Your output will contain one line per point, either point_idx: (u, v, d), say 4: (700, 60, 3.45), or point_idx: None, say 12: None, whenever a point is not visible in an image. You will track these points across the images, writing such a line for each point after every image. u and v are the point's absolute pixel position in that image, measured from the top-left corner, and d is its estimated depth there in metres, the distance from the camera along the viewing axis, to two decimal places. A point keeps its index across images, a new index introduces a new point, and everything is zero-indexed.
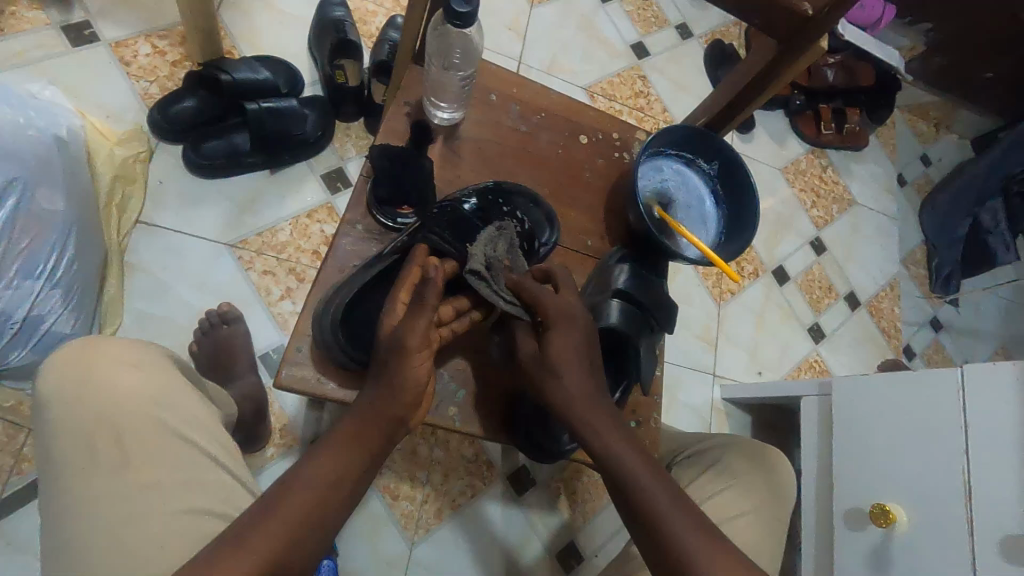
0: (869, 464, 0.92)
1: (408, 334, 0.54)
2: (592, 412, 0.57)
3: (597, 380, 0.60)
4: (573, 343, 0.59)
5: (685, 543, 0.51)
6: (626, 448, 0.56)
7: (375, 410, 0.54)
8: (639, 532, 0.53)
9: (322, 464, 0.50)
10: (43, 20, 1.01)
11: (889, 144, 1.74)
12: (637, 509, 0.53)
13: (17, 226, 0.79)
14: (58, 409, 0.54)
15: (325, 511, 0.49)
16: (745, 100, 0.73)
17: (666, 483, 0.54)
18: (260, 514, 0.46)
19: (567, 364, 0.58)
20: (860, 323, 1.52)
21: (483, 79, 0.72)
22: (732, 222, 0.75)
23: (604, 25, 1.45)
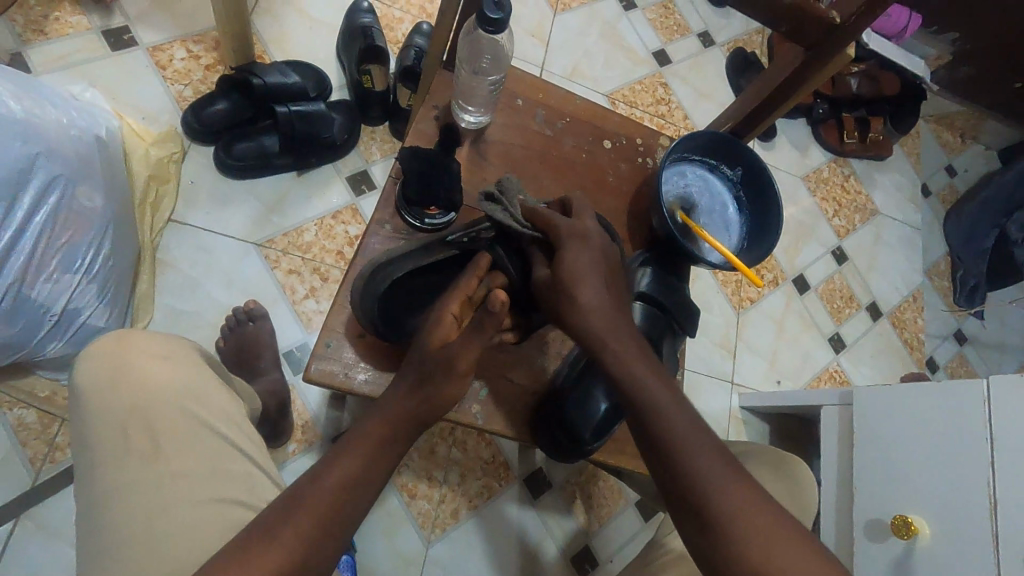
0: (891, 475, 0.91)
1: (459, 354, 0.56)
2: (607, 335, 0.58)
3: (615, 307, 0.60)
4: (590, 259, 0.59)
5: (703, 472, 0.50)
6: (644, 377, 0.55)
7: (400, 411, 0.56)
8: (657, 461, 0.52)
9: (347, 461, 0.52)
10: (84, 24, 1.05)
11: (914, 154, 1.72)
12: (655, 438, 0.53)
13: (59, 222, 0.80)
14: (93, 398, 0.56)
15: (350, 508, 0.50)
16: (768, 108, 0.74)
17: (685, 414, 0.53)
18: (287, 508, 0.48)
19: (580, 277, 0.59)
20: (882, 334, 1.50)
21: (510, 84, 0.73)
22: (755, 228, 0.75)
23: (626, 32, 1.47)
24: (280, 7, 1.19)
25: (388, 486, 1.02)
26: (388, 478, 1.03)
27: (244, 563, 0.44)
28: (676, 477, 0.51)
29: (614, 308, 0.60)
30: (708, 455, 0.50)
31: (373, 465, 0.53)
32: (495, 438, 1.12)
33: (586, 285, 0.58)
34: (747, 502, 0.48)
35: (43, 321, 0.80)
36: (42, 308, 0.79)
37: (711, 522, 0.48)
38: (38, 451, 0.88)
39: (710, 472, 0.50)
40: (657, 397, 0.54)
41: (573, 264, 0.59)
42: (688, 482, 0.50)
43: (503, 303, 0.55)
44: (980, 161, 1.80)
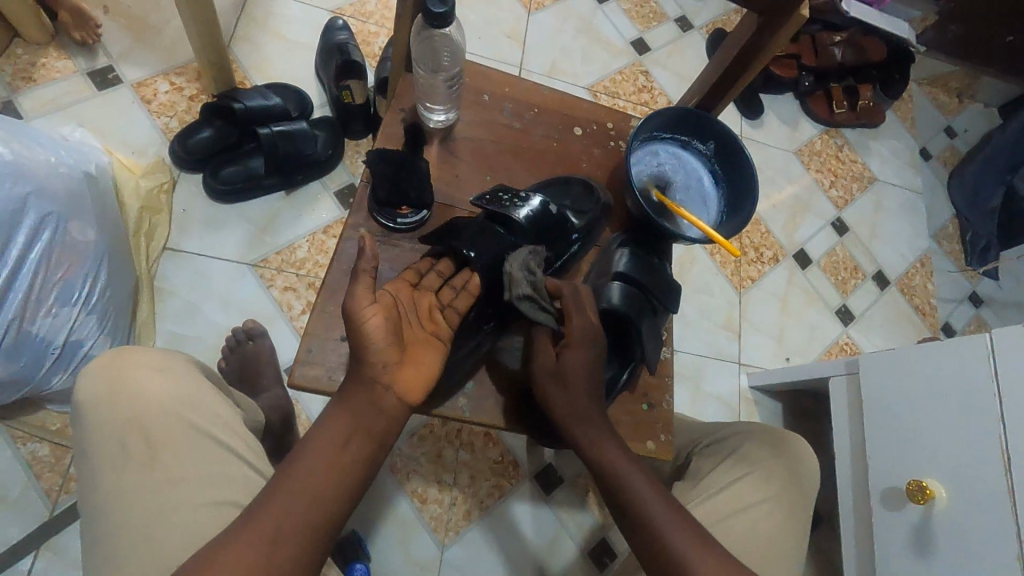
0: (903, 440, 0.89)
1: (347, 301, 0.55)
2: (590, 427, 0.62)
3: (598, 400, 0.63)
4: (581, 362, 0.62)
5: (681, 552, 0.55)
6: (628, 467, 0.60)
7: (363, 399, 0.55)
8: (640, 542, 0.58)
9: (314, 455, 0.52)
10: (70, 68, 1.09)
11: (908, 118, 1.70)
12: (640, 529, 0.58)
13: (53, 258, 0.83)
14: (92, 410, 0.57)
15: (321, 497, 0.51)
16: (734, 77, 0.73)
17: (665, 498, 0.59)
18: (268, 498, 0.50)
19: (574, 382, 0.62)
20: (892, 302, 1.47)
21: (475, 81, 0.74)
22: (733, 200, 0.75)
23: (603, 25, 1.47)
24: (256, 33, 1.21)
25: (398, 492, 1.03)
26: (398, 484, 1.03)
27: (215, 555, 0.47)
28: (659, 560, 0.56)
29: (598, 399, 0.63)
30: (688, 536, 0.56)
31: (342, 455, 0.53)
32: (502, 437, 1.11)
33: (578, 383, 0.62)
34: None
35: (46, 354, 0.83)
36: (44, 342, 0.82)
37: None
38: (53, 483, 0.90)
39: (689, 550, 0.55)
40: (638, 480, 0.60)
41: (568, 366, 0.62)
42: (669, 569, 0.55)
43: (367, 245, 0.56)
44: (979, 119, 1.76)
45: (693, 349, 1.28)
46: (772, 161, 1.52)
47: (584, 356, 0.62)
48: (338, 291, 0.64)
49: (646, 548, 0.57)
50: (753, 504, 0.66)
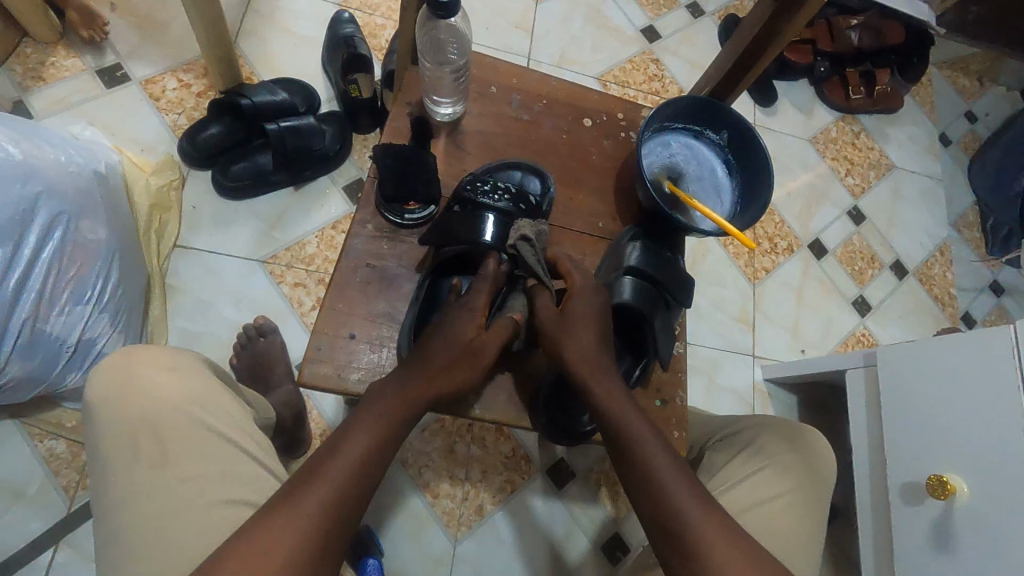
0: (923, 433, 0.87)
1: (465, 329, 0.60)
2: (600, 374, 0.61)
3: (607, 353, 0.63)
4: (592, 308, 0.64)
5: (685, 505, 0.53)
6: (637, 418, 0.59)
7: (406, 390, 0.57)
8: (643, 496, 0.55)
9: (359, 433, 0.54)
10: (79, 66, 1.09)
11: (927, 103, 1.65)
12: (643, 479, 0.56)
13: (65, 256, 0.83)
14: (103, 409, 0.57)
15: (366, 479, 0.52)
16: (748, 64, 0.71)
17: (672, 455, 0.57)
18: (315, 471, 0.51)
19: (584, 327, 0.62)
20: (910, 292, 1.44)
21: (482, 73, 0.73)
22: (747, 191, 0.73)
23: (612, 13, 1.44)
24: (263, 28, 1.20)
25: (410, 487, 1.03)
26: (410, 479, 1.03)
27: (266, 533, 0.46)
28: (660, 512, 0.54)
29: (607, 355, 0.63)
30: (691, 493, 0.54)
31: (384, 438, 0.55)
32: (513, 432, 1.11)
33: (587, 330, 0.62)
34: (718, 541, 0.51)
35: (60, 352, 0.83)
36: (58, 341, 0.82)
37: (692, 552, 0.51)
38: (71, 479, 0.91)
39: (691, 508, 0.53)
40: (646, 431, 0.58)
41: (579, 310, 0.63)
42: (671, 520, 0.53)
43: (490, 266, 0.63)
44: (1002, 103, 1.72)
45: (706, 342, 1.27)
46: (786, 150, 1.49)
47: (592, 300, 0.64)
48: (347, 287, 0.64)
49: (648, 502, 0.55)
50: (768, 499, 0.65)
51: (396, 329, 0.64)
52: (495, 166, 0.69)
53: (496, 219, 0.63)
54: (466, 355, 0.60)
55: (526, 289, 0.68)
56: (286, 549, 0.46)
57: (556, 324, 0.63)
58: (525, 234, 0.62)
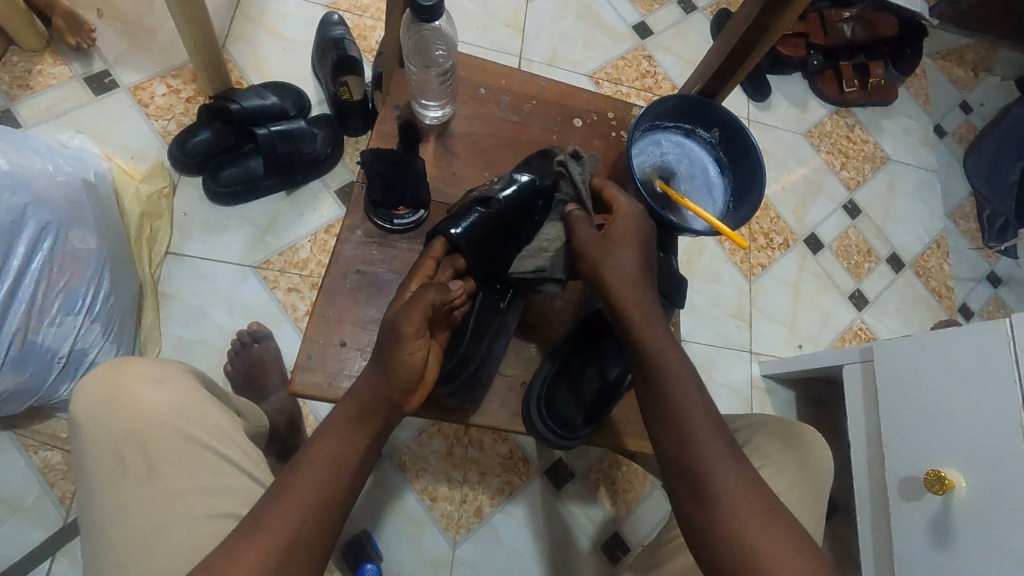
0: (921, 429, 0.87)
1: (405, 321, 0.54)
2: (639, 300, 0.60)
3: (647, 279, 0.62)
4: (635, 225, 0.62)
5: (711, 447, 0.53)
6: (671, 350, 0.58)
7: (371, 393, 0.55)
8: (667, 433, 0.55)
9: (324, 447, 0.52)
10: (67, 74, 1.08)
11: (922, 94, 1.65)
12: (670, 415, 0.55)
13: (55, 266, 0.83)
14: (91, 422, 0.57)
15: (335, 493, 0.50)
16: (738, 61, 0.70)
17: (702, 394, 0.56)
18: (277, 493, 0.49)
19: (623, 249, 0.61)
20: (907, 285, 1.44)
21: (470, 75, 0.72)
22: (739, 189, 0.72)
23: (603, 10, 1.44)
24: (252, 31, 1.20)
25: (409, 491, 1.03)
26: (407, 483, 1.03)
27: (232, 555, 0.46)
28: (682, 445, 0.54)
29: (647, 280, 0.61)
30: (715, 436, 0.54)
31: (352, 448, 0.53)
32: (511, 433, 1.11)
33: (628, 251, 0.61)
34: (735, 485, 0.51)
35: (52, 364, 0.83)
36: (49, 352, 0.82)
37: (711, 496, 0.51)
38: (66, 490, 0.91)
39: (712, 451, 0.53)
40: (681, 365, 0.57)
41: (622, 226, 0.62)
42: (695, 460, 0.53)
43: (438, 249, 0.60)
44: (996, 93, 1.71)
45: (702, 339, 1.26)
46: (780, 144, 1.49)
47: (633, 222, 0.62)
48: (337, 294, 0.63)
49: (672, 439, 0.55)
50: None
51: None
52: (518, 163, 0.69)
53: (475, 216, 0.61)
54: (389, 338, 0.54)
55: (563, 215, 0.65)
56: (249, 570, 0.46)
57: (595, 242, 0.61)
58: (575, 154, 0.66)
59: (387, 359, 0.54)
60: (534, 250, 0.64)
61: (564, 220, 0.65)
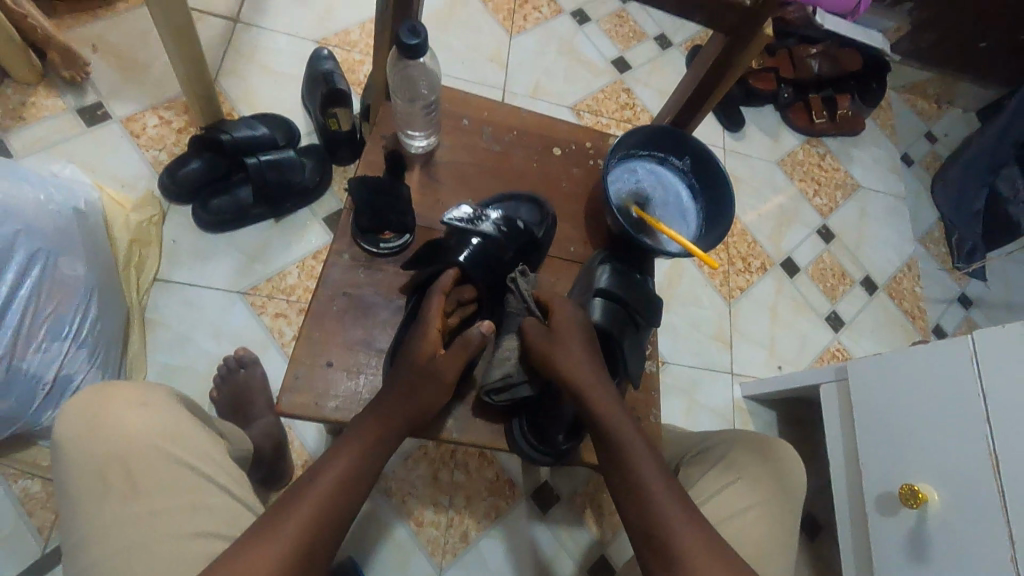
0: (893, 445, 0.89)
1: (445, 367, 0.59)
2: (597, 391, 0.62)
3: (600, 369, 0.64)
4: (575, 318, 0.65)
5: (672, 514, 0.55)
6: (628, 428, 0.61)
7: (388, 412, 0.58)
8: (631, 504, 0.58)
9: (340, 461, 0.55)
10: (60, 106, 1.10)
11: (888, 125, 1.73)
12: (635, 491, 0.58)
13: (42, 293, 0.83)
14: (68, 445, 0.56)
15: (340, 510, 0.52)
16: (701, 101, 0.73)
17: (667, 472, 0.59)
18: (289, 500, 0.51)
19: (569, 341, 0.63)
20: (881, 307, 1.48)
21: (453, 107, 0.76)
22: (711, 213, 0.75)
23: (583, 46, 1.50)
24: (243, 65, 1.24)
25: (394, 516, 1.02)
26: (394, 508, 1.03)
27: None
28: (648, 522, 0.56)
29: (598, 365, 0.64)
30: (677, 506, 0.56)
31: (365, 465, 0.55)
32: (497, 457, 1.11)
33: (574, 343, 0.63)
34: (695, 547, 0.53)
35: (36, 390, 0.82)
36: (34, 379, 0.82)
37: (677, 560, 0.53)
38: (45, 520, 0.89)
39: (676, 518, 0.55)
40: (637, 440, 0.60)
41: (564, 324, 0.64)
42: (659, 529, 0.55)
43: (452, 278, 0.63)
44: (959, 124, 1.80)
45: (685, 361, 1.29)
46: (755, 173, 1.54)
47: (571, 313, 0.65)
48: (322, 317, 0.65)
49: (635, 512, 0.57)
50: (742, 511, 0.67)
51: (373, 356, 0.65)
52: (507, 199, 0.73)
53: (476, 245, 0.64)
54: (423, 378, 0.59)
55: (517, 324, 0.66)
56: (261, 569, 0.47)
57: (544, 336, 0.63)
58: (537, 237, 0.69)
59: (408, 389, 0.59)
60: (495, 362, 0.65)
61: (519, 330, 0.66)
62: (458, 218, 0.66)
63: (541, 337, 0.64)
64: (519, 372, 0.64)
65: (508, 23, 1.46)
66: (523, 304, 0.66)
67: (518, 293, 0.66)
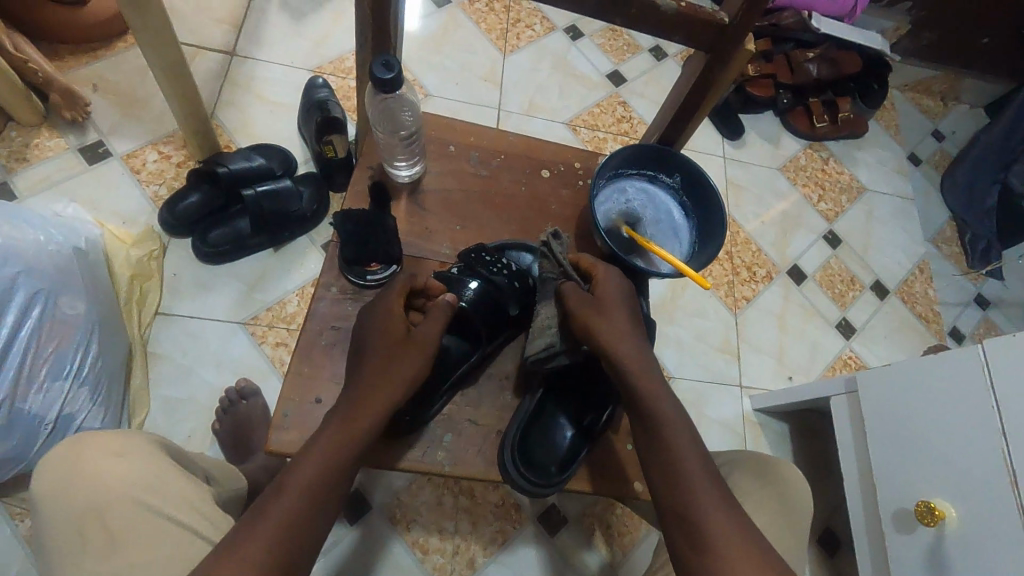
0: (906, 459, 0.86)
1: (428, 328, 0.61)
2: (636, 359, 0.62)
3: (641, 341, 0.64)
4: (619, 290, 0.66)
5: (704, 490, 0.55)
6: (667, 399, 0.61)
7: (360, 405, 0.57)
8: (662, 476, 0.58)
9: (310, 463, 0.53)
10: (62, 145, 1.13)
11: (893, 125, 1.70)
12: (667, 462, 0.58)
13: (43, 333, 0.85)
14: (49, 500, 0.56)
15: (314, 516, 0.51)
16: (685, 121, 0.72)
17: (702, 449, 0.59)
18: (256, 509, 0.50)
19: (613, 309, 0.64)
20: (893, 312, 1.45)
21: (439, 134, 0.76)
22: (704, 230, 0.74)
23: (577, 61, 1.50)
24: (240, 97, 1.25)
25: (399, 544, 1.01)
26: (399, 536, 1.02)
27: None
28: (677, 496, 0.56)
29: (640, 336, 0.64)
30: (708, 483, 0.56)
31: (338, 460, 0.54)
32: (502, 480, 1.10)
33: (618, 312, 0.64)
34: (724, 525, 0.53)
35: (39, 430, 0.83)
36: (36, 419, 0.83)
37: (704, 537, 0.53)
38: None
39: (706, 495, 0.55)
40: (676, 412, 0.60)
41: (607, 295, 0.65)
42: (688, 505, 0.55)
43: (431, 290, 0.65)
44: (967, 120, 1.77)
45: (692, 375, 1.27)
46: (757, 180, 1.52)
47: (613, 283, 0.66)
48: (311, 351, 0.64)
49: (668, 492, 0.57)
50: None
51: None
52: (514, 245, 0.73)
53: (478, 283, 0.65)
54: (400, 347, 0.60)
55: (556, 291, 0.66)
56: None
57: (588, 303, 0.64)
58: (555, 232, 0.70)
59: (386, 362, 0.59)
60: (537, 330, 0.66)
61: (558, 298, 0.66)
62: (466, 259, 0.68)
63: (583, 303, 0.64)
64: (559, 341, 0.65)
65: (502, 42, 1.47)
66: (559, 268, 0.68)
67: (552, 255, 0.68)
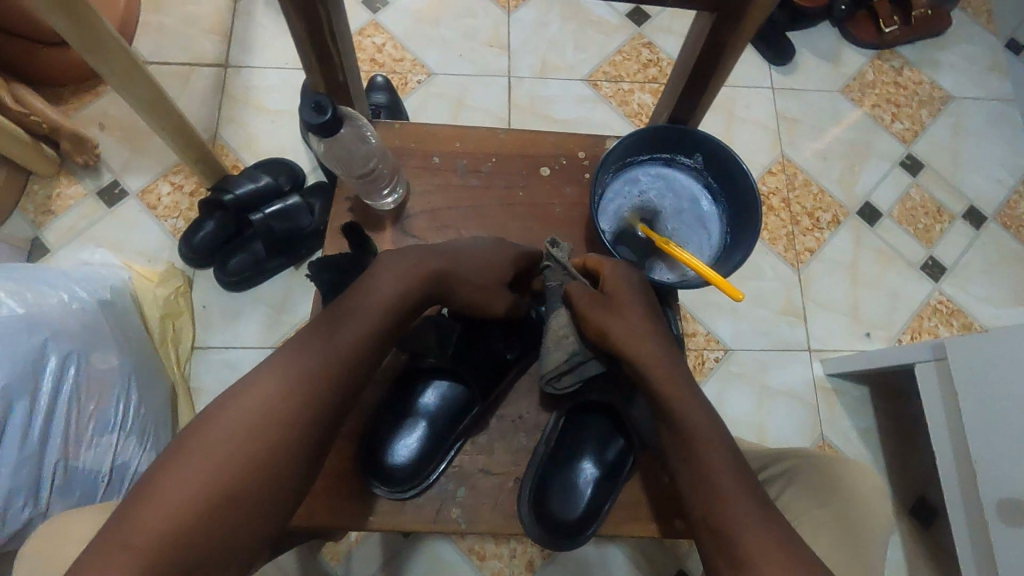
0: (1010, 444, 0.74)
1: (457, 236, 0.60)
2: (655, 356, 0.56)
3: (662, 337, 0.58)
4: (631, 283, 0.58)
5: (741, 506, 0.51)
6: (693, 403, 0.55)
7: (330, 365, 0.52)
8: (693, 489, 0.53)
9: (243, 409, 0.50)
10: (81, 191, 1.14)
11: (983, 12, 1.41)
12: (697, 475, 0.53)
13: (82, 393, 0.86)
14: None
15: (242, 474, 0.48)
16: (699, 92, 0.60)
17: (735, 458, 0.53)
18: (187, 436, 0.49)
19: (627, 305, 0.57)
20: (992, 241, 1.24)
21: (420, 145, 0.68)
22: (735, 219, 0.63)
23: (591, 3, 1.33)
24: (240, 111, 1.21)
25: (456, 552, 1.01)
26: (454, 545, 1.01)
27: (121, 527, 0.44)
28: (710, 512, 0.51)
29: (660, 331, 0.58)
30: (745, 496, 0.51)
31: (281, 431, 0.50)
32: None
33: (634, 307, 0.57)
34: (761, 543, 0.48)
35: (97, 484, 0.87)
36: (92, 474, 0.86)
37: (743, 558, 0.48)
38: None
39: (742, 511, 0.50)
40: (703, 417, 0.55)
41: (620, 291, 0.58)
42: (722, 521, 0.51)
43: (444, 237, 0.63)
44: None
45: (751, 345, 1.15)
46: (814, 108, 1.32)
47: (626, 274, 0.59)
48: None
49: (701, 507, 0.52)
50: None
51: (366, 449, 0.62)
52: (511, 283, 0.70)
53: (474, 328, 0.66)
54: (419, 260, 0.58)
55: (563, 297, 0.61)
56: (146, 533, 0.44)
57: (600, 305, 0.57)
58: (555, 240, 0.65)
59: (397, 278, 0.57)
60: (553, 341, 0.61)
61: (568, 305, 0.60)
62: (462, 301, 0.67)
63: (593, 303, 0.58)
64: (582, 352, 0.60)
65: None
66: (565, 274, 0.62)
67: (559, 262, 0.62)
